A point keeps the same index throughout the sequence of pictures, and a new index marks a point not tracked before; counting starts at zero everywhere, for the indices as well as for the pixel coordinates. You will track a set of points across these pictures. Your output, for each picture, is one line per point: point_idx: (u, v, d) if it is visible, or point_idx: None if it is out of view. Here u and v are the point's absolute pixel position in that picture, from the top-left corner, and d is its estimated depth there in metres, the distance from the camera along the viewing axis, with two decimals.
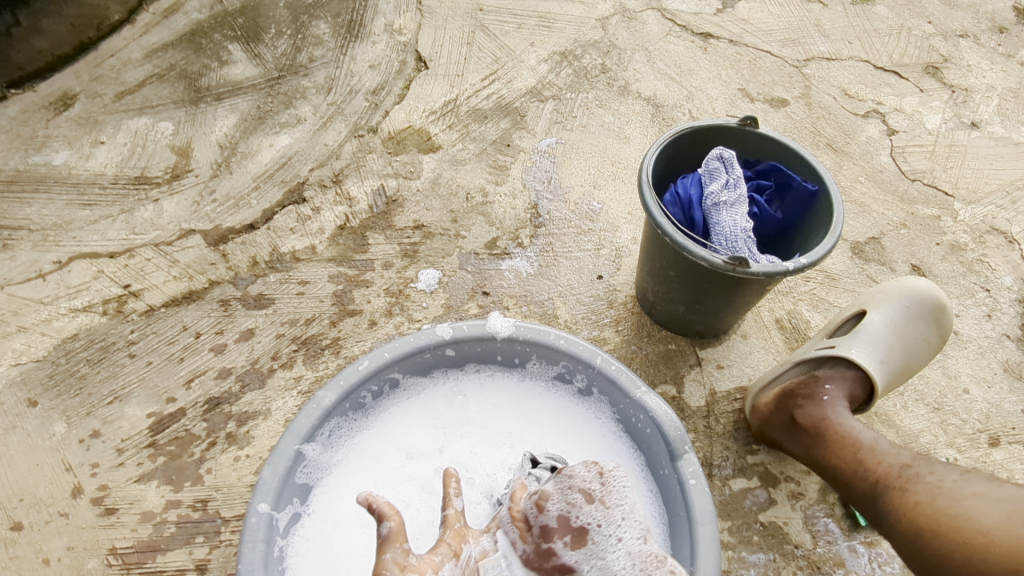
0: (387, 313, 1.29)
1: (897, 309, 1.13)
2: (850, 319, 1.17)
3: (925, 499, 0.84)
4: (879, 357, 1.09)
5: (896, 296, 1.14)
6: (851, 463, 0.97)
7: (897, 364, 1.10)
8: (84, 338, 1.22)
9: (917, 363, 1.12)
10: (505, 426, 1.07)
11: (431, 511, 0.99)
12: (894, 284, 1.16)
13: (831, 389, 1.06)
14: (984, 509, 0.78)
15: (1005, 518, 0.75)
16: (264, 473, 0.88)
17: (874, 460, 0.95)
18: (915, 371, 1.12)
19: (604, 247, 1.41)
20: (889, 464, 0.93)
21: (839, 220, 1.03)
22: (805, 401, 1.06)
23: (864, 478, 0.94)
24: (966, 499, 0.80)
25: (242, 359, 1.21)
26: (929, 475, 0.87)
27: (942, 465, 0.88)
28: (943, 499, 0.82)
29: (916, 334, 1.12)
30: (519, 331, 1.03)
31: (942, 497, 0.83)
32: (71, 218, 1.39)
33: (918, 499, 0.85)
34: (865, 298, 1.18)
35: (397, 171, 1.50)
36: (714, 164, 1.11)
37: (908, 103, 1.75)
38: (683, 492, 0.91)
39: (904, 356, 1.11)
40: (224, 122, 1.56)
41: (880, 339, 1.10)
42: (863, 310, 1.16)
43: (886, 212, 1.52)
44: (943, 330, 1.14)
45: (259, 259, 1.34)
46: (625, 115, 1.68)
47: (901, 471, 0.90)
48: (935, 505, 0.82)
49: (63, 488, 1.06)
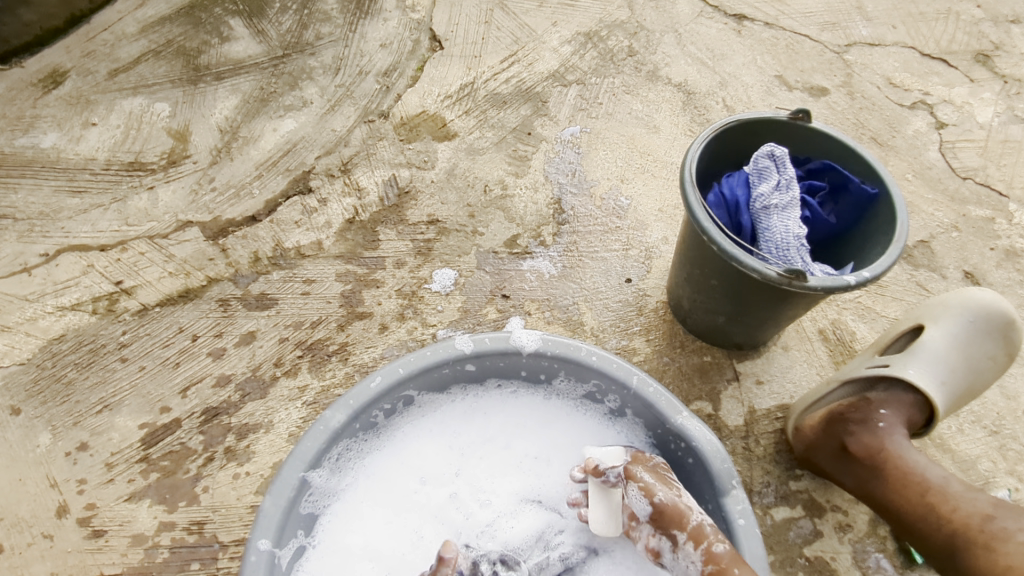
0: (399, 316, 1.19)
1: (959, 326, 1.02)
2: (905, 335, 1.07)
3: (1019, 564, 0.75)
4: (939, 378, 0.99)
5: (959, 311, 1.03)
6: (920, 507, 0.88)
7: (960, 386, 1.00)
8: (72, 339, 1.13)
9: (982, 384, 1.02)
10: (528, 448, 0.99)
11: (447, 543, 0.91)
12: (956, 297, 1.05)
13: (887, 414, 0.97)
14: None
15: None
16: (265, 504, 0.80)
17: (947, 506, 0.86)
18: (979, 393, 1.02)
19: (632, 247, 1.30)
20: (965, 512, 0.84)
21: (903, 228, 0.93)
22: (858, 428, 0.97)
23: (937, 527, 0.85)
24: None
25: (242, 365, 1.12)
26: (1018, 532, 0.78)
27: None
28: None
29: (981, 352, 1.01)
30: (547, 345, 0.93)
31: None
32: (59, 207, 1.29)
33: (1011, 563, 0.76)
34: (923, 312, 1.07)
35: (410, 160, 1.39)
36: (764, 162, 0.99)
37: (959, 94, 1.63)
38: (730, 533, 0.82)
39: (969, 377, 1.00)
40: (224, 103, 1.45)
41: (941, 358, 1.00)
42: (920, 325, 1.05)
43: (936, 213, 1.41)
44: (1010, 347, 1.03)
45: (261, 255, 1.24)
46: (654, 102, 1.56)
47: (983, 525, 0.81)
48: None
49: (48, 507, 0.98)
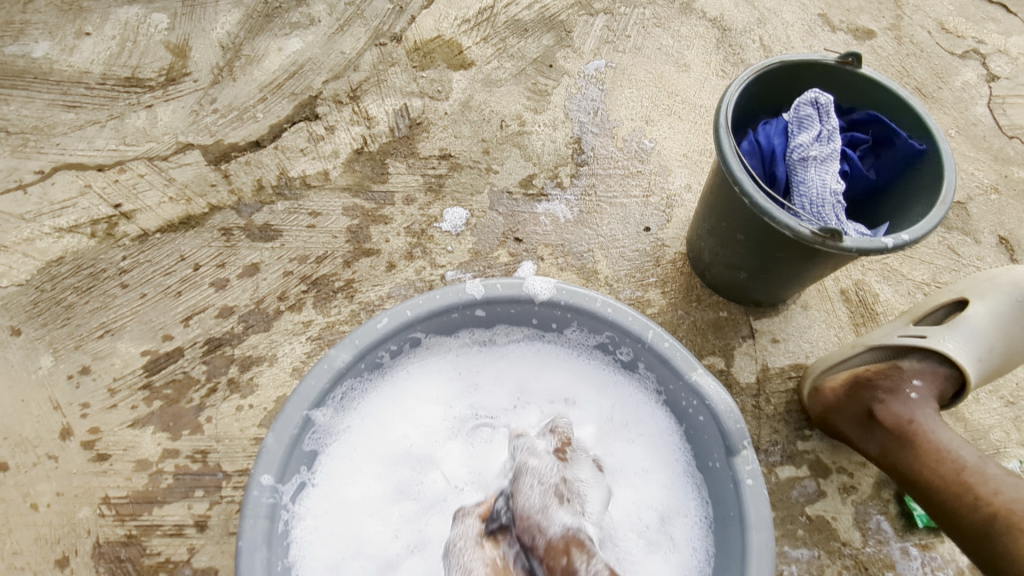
0: (407, 255, 1.15)
1: (1006, 303, 0.95)
2: (947, 307, 1.00)
3: None
4: (978, 354, 0.93)
5: (1008, 287, 0.96)
6: (955, 486, 0.84)
7: (996, 364, 0.95)
8: (71, 262, 1.10)
9: (1018, 366, 0.97)
10: (538, 393, 0.98)
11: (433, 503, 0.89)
12: (1005, 272, 0.98)
13: (920, 386, 0.93)
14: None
15: None
16: (268, 440, 0.79)
17: (987, 488, 0.82)
18: (1011, 372, 0.98)
19: (653, 194, 1.25)
20: (1008, 497, 0.80)
21: (950, 189, 0.87)
22: (886, 396, 0.94)
23: (974, 509, 0.81)
24: None
25: (245, 297, 1.10)
26: None
27: None
28: None
29: None
30: (560, 294, 0.90)
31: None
32: (54, 121, 1.22)
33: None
34: (970, 284, 1.00)
35: (423, 90, 1.31)
36: (806, 110, 0.94)
37: (1014, 45, 1.53)
38: (737, 491, 0.82)
39: (1009, 357, 0.95)
40: (226, 17, 1.35)
41: (985, 335, 0.93)
42: (964, 298, 0.98)
43: (975, 173, 1.35)
44: None
45: (265, 184, 1.19)
46: (685, 37, 1.46)
47: None
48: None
49: (51, 428, 0.98)
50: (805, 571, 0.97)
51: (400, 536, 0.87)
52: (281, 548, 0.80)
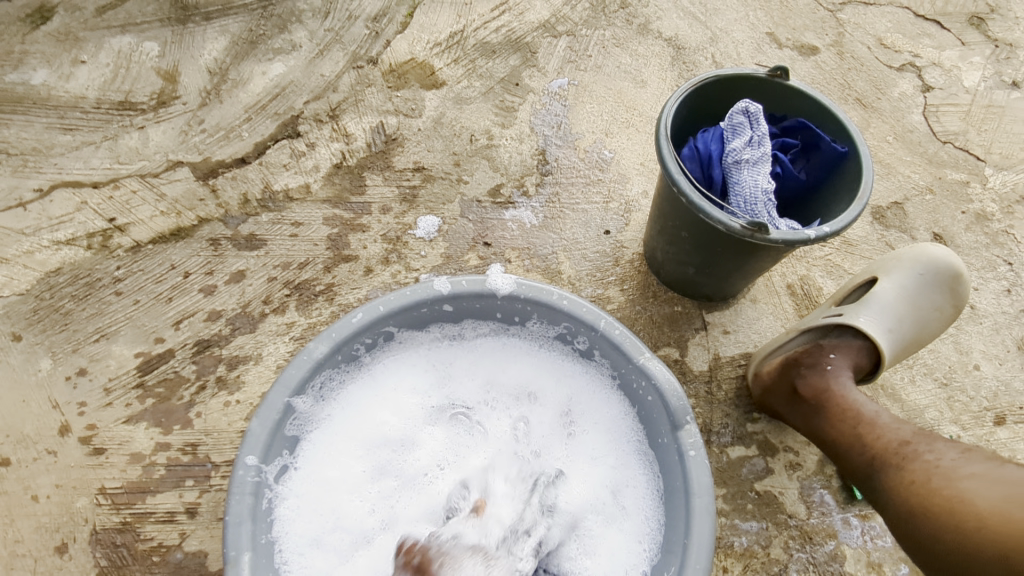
0: (384, 260, 1.24)
1: (911, 277, 1.09)
2: (860, 286, 1.13)
3: (921, 478, 0.82)
4: (888, 326, 1.06)
5: (911, 264, 1.10)
6: (851, 437, 0.95)
7: (907, 335, 1.07)
8: (69, 273, 1.18)
9: (930, 335, 1.09)
10: (504, 382, 1.06)
11: (409, 483, 0.97)
12: (910, 251, 1.12)
13: (836, 358, 1.04)
14: (982, 491, 0.75)
15: (999, 501, 0.73)
16: (252, 424, 0.87)
17: (873, 434, 0.92)
18: (927, 342, 1.10)
19: (613, 200, 1.35)
20: (887, 439, 0.90)
21: (867, 185, 0.97)
22: (808, 371, 1.04)
23: (861, 453, 0.92)
24: (962, 479, 0.78)
25: (232, 302, 1.18)
26: (928, 452, 0.85)
27: (943, 442, 0.86)
28: (939, 479, 0.80)
29: (929, 304, 1.08)
30: (520, 289, 0.99)
31: (938, 477, 0.80)
32: (51, 143, 1.31)
33: (914, 477, 0.83)
34: (879, 264, 1.13)
35: (398, 108, 1.41)
36: (738, 118, 1.04)
37: (948, 58, 1.65)
38: (682, 462, 0.90)
39: (916, 327, 1.07)
40: (214, 44, 1.45)
41: (891, 308, 1.07)
42: (875, 276, 1.12)
43: (912, 175, 1.46)
44: (959, 300, 1.10)
45: (251, 197, 1.28)
46: (643, 56, 1.57)
47: (899, 448, 0.88)
48: (949, 487, 0.78)
49: (51, 425, 1.06)
50: (755, 542, 1.05)
51: (377, 511, 0.95)
52: (264, 523, 0.87)
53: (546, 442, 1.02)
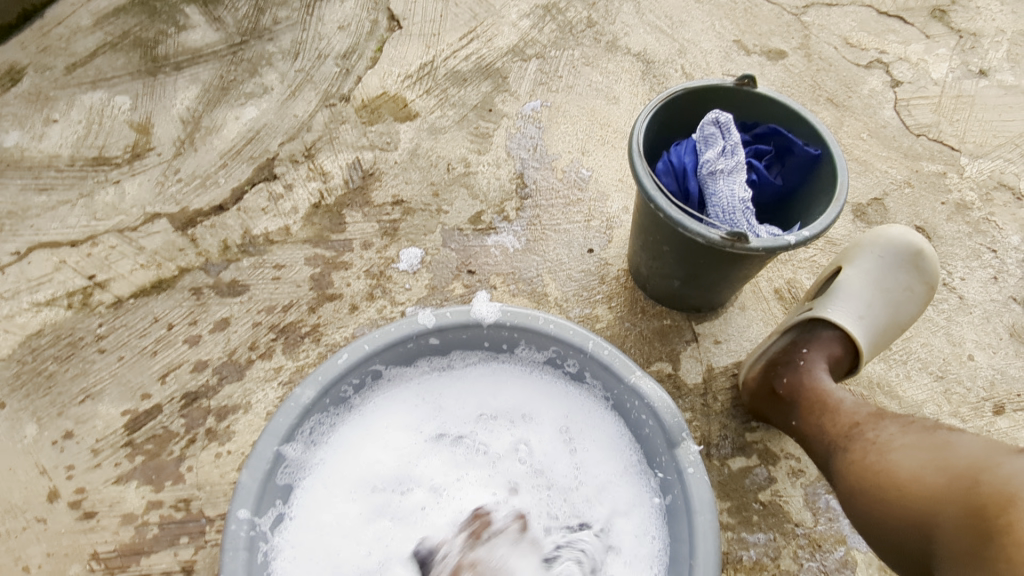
0: (368, 296, 1.23)
1: (872, 262, 1.12)
2: (829, 277, 1.16)
3: (859, 457, 0.86)
4: (858, 313, 1.07)
5: (871, 249, 1.13)
6: (814, 428, 0.97)
7: (880, 319, 1.08)
8: (50, 333, 1.17)
9: (907, 316, 1.10)
10: (496, 408, 1.05)
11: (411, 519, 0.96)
12: (870, 235, 1.14)
13: (808, 352, 1.05)
14: (907, 461, 0.80)
15: (920, 467, 0.78)
16: (242, 477, 0.85)
17: (831, 421, 0.95)
18: (904, 324, 1.10)
19: (594, 218, 1.35)
20: (841, 423, 0.93)
21: (843, 185, 0.98)
22: (784, 369, 1.05)
23: (820, 441, 0.95)
24: (891, 453, 0.82)
25: (218, 350, 1.17)
26: (870, 431, 0.88)
27: (887, 420, 0.89)
28: (873, 455, 0.84)
29: (896, 285, 1.10)
30: (506, 316, 0.99)
31: (872, 453, 0.84)
32: (27, 205, 1.30)
33: (853, 458, 0.86)
34: (843, 254, 1.17)
35: (373, 143, 1.41)
36: (710, 129, 1.05)
37: (914, 52, 1.67)
38: (681, 481, 0.89)
39: (889, 310, 1.09)
40: (185, 94, 1.45)
41: (858, 294, 1.09)
42: (839, 266, 1.15)
43: (890, 170, 1.47)
44: (927, 277, 1.11)
45: (231, 243, 1.27)
46: (613, 73, 1.58)
47: (849, 430, 0.91)
48: (880, 461, 0.82)
49: (39, 492, 1.04)
50: (764, 554, 1.03)
51: (373, 553, 0.92)
52: None
53: (548, 469, 1.00)
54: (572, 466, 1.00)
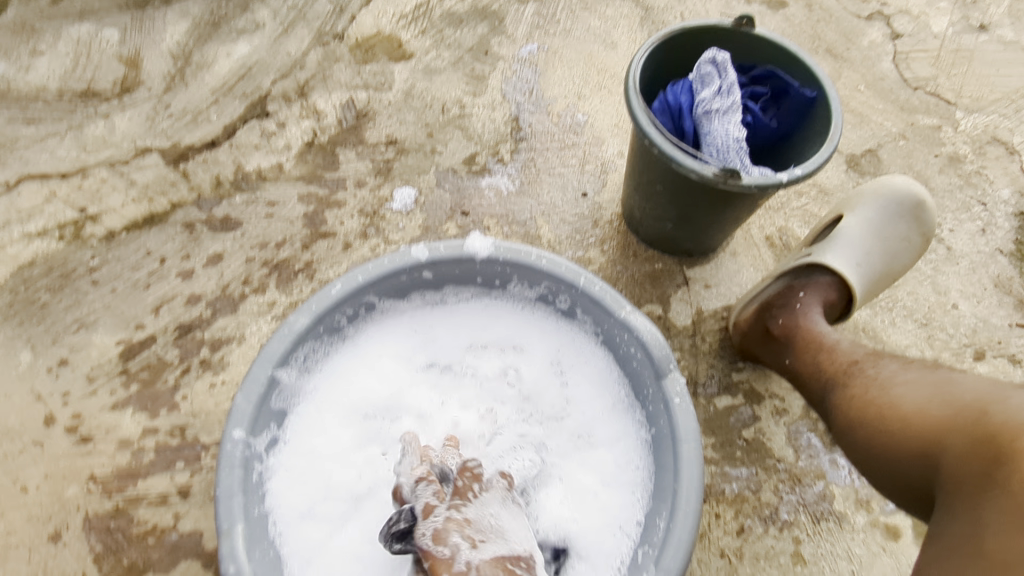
0: (362, 234, 1.24)
1: (874, 210, 1.13)
2: (829, 225, 1.17)
3: (860, 392, 0.88)
4: (856, 260, 1.09)
5: (874, 198, 1.14)
6: (811, 366, 1.00)
7: (876, 267, 1.10)
8: (42, 264, 1.17)
9: (901, 265, 1.12)
10: (487, 343, 1.07)
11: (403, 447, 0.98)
12: (874, 185, 1.16)
13: (805, 296, 1.07)
14: (910, 396, 0.81)
15: (924, 401, 0.79)
16: (237, 399, 0.87)
17: (829, 360, 0.97)
18: (898, 273, 1.13)
19: (589, 162, 1.35)
20: (840, 362, 0.96)
21: (837, 126, 0.98)
22: (780, 311, 1.07)
23: (818, 379, 0.98)
24: (895, 388, 0.84)
25: (211, 284, 1.17)
26: (871, 370, 0.91)
27: (888, 360, 0.91)
28: (875, 390, 0.86)
29: (896, 235, 1.12)
30: (499, 251, 1.00)
31: (875, 389, 0.86)
32: (15, 137, 1.29)
33: (854, 393, 0.89)
34: (844, 203, 1.18)
35: (367, 83, 1.40)
36: (707, 69, 1.06)
37: (915, 4, 1.65)
38: (667, 411, 0.91)
39: (886, 258, 1.11)
40: (175, 28, 1.42)
41: (858, 242, 1.10)
42: (840, 215, 1.16)
43: (885, 123, 1.47)
44: (926, 229, 1.13)
45: (223, 179, 1.27)
46: (612, 18, 1.56)
47: (848, 368, 0.93)
48: (882, 395, 0.84)
49: (35, 417, 1.06)
50: (745, 488, 1.07)
51: (364, 477, 0.95)
52: (256, 496, 0.88)
53: (537, 400, 1.02)
54: (561, 399, 1.03)
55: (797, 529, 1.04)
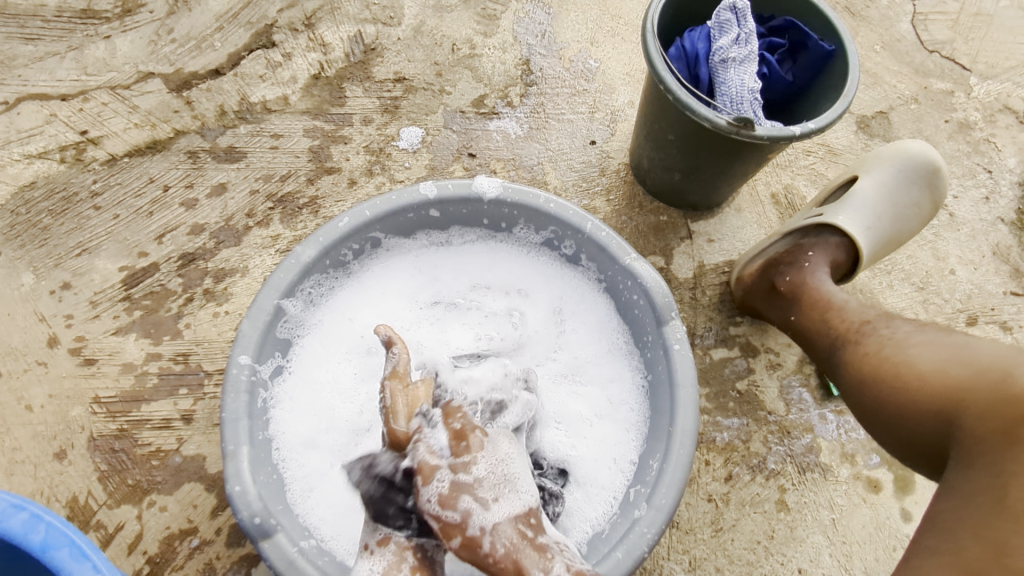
0: (367, 172, 1.23)
1: (890, 174, 1.13)
2: (842, 185, 1.17)
3: (873, 350, 0.89)
4: (866, 223, 1.09)
5: (890, 162, 1.13)
6: (818, 323, 1.01)
7: (885, 231, 1.11)
8: (43, 187, 1.16)
9: (907, 231, 1.13)
10: (490, 285, 1.08)
11: None
12: (891, 149, 1.15)
13: (814, 256, 1.08)
14: (926, 356, 0.82)
15: (940, 361, 0.80)
16: (243, 326, 0.87)
17: (839, 318, 0.99)
18: (904, 239, 1.14)
19: (598, 110, 1.33)
20: (850, 321, 0.97)
21: (853, 83, 0.97)
22: (787, 269, 1.08)
23: (826, 336, 0.99)
24: (909, 347, 0.85)
25: (215, 215, 1.17)
26: (883, 329, 0.92)
27: (899, 320, 0.92)
28: (890, 349, 0.87)
29: (908, 200, 1.12)
30: (507, 193, 0.99)
31: (890, 348, 0.87)
32: (13, 54, 1.25)
33: (867, 351, 0.90)
34: (859, 164, 1.17)
35: (375, 16, 1.36)
36: (726, 15, 1.02)
37: None
38: (666, 356, 0.93)
39: (895, 224, 1.12)
40: None
41: (871, 205, 1.10)
42: (854, 176, 1.16)
43: (898, 85, 1.45)
44: (936, 196, 1.14)
45: (227, 109, 1.24)
46: None
47: (860, 327, 0.95)
48: (897, 354, 0.86)
49: (39, 337, 1.07)
50: (736, 437, 1.10)
51: (366, 413, 0.98)
52: (261, 421, 0.89)
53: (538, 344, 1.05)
54: (559, 343, 1.05)
55: (783, 478, 1.08)
